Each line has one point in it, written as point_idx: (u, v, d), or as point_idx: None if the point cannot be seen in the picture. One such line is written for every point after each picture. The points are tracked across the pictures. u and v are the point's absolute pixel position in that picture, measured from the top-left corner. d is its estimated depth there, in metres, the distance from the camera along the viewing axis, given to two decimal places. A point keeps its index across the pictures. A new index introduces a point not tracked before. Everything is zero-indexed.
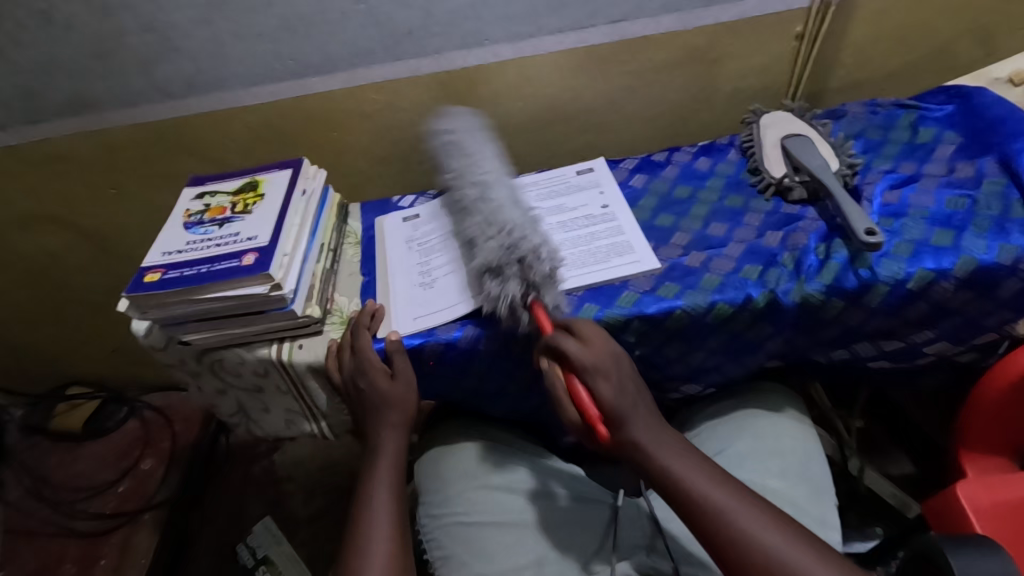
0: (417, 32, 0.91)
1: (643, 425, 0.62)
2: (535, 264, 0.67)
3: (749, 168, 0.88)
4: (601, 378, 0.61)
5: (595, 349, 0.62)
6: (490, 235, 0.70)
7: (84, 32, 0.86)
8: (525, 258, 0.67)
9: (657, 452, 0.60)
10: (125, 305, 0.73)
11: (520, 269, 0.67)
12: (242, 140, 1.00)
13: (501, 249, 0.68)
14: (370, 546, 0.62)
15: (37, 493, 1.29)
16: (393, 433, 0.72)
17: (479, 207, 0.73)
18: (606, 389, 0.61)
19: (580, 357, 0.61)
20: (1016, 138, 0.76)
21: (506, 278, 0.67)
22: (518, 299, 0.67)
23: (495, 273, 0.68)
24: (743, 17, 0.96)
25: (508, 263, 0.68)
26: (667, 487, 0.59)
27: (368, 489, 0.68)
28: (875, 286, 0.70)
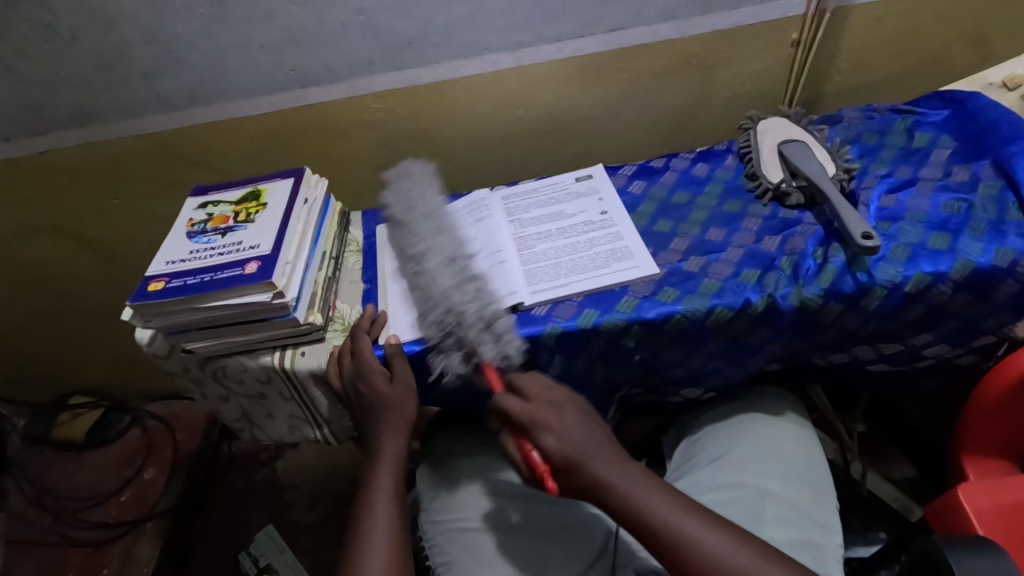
0: (417, 42, 0.92)
1: (604, 462, 0.61)
2: (466, 327, 0.67)
3: (747, 174, 0.88)
4: (545, 431, 0.62)
5: (536, 402, 0.63)
6: (428, 313, 0.71)
7: (89, 45, 0.88)
8: (455, 327, 0.68)
9: (621, 486, 0.60)
10: (129, 313, 0.74)
11: (455, 340, 0.68)
12: (245, 150, 1.01)
13: (436, 326, 0.69)
14: (371, 548, 0.62)
15: (39, 503, 1.29)
16: (396, 434, 0.72)
17: (415, 283, 0.75)
18: (552, 438, 0.61)
19: (515, 414, 0.62)
20: (1011, 142, 0.77)
21: (447, 350, 0.68)
22: (462, 368, 0.67)
23: (439, 349, 0.70)
24: (738, 25, 0.98)
25: (445, 337, 0.69)
26: (630, 514, 0.59)
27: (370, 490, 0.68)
28: (873, 290, 0.70)
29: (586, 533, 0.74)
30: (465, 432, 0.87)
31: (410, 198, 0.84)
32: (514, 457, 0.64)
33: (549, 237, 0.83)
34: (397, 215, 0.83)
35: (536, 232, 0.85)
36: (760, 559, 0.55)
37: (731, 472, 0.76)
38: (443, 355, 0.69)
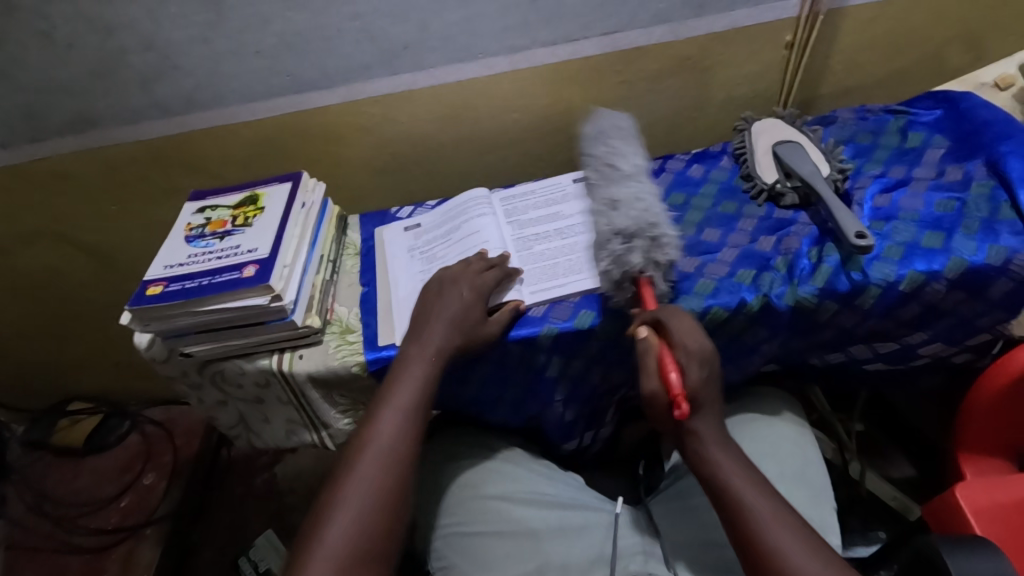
0: (413, 47, 0.93)
1: (707, 421, 0.62)
2: (659, 245, 0.69)
3: (742, 175, 0.89)
4: (692, 364, 0.62)
5: (691, 340, 0.62)
6: (631, 204, 0.69)
7: (86, 52, 0.88)
8: (656, 237, 0.68)
9: (712, 447, 0.62)
10: (127, 318, 0.74)
11: (647, 245, 0.68)
12: (242, 155, 1.02)
13: (636, 220, 0.68)
14: (342, 499, 0.59)
15: (39, 509, 1.29)
16: (409, 387, 0.67)
17: (621, 178, 0.73)
18: (694, 372, 0.61)
19: (680, 336, 0.62)
20: (1003, 141, 0.78)
21: (632, 247, 0.68)
22: (633, 270, 0.68)
23: (623, 237, 0.68)
24: (732, 27, 0.98)
25: (640, 233, 0.68)
26: (715, 482, 0.61)
27: (361, 444, 0.63)
28: (867, 288, 0.70)
29: (586, 537, 0.74)
30: (461, 434, 0.86)
31: (621, 135, 0.79)
32: (649, 371, 0.63)
33: (547, 238, 0.84)
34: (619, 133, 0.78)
35: (535, 233, 0.85)
36: (814, 554, 0.55)
37: None
38: (625, 245, 0.68)
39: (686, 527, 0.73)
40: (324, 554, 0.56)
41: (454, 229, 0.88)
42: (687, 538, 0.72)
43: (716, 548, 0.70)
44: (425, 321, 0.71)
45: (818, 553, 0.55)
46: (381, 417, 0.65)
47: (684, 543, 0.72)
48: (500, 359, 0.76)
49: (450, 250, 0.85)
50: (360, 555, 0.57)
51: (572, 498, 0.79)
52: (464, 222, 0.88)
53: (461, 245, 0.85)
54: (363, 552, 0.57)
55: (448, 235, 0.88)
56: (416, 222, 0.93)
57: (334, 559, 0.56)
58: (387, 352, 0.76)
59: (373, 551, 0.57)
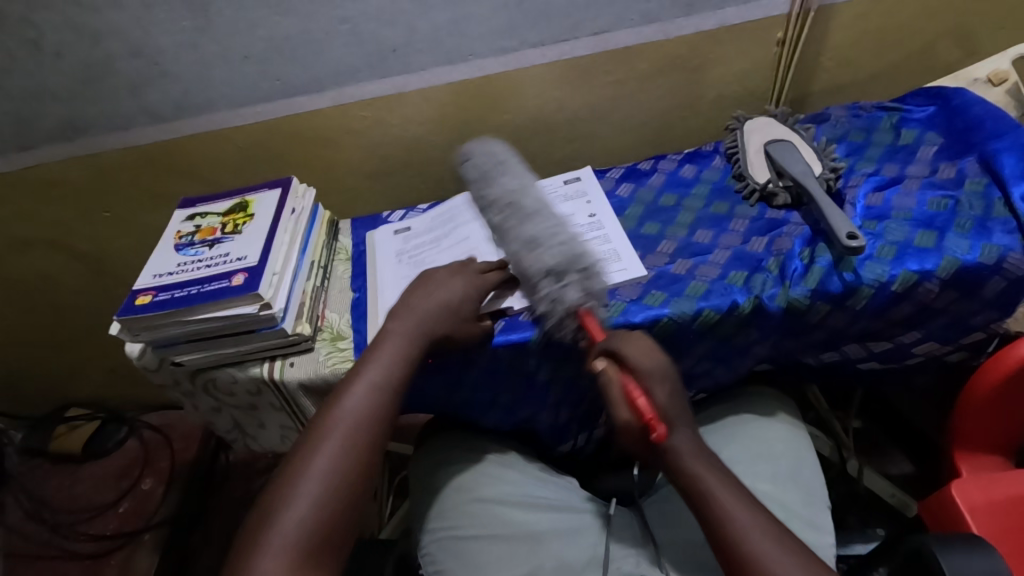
0: (401, 50, 0.92)
1: (685, 436, 0.63)
2: (592, 275, 0.69)
3: (734, 174, 0.88)
4: (656, 383, 0.63)
5: (651, 361, 0.63)
6: (553, 241, 0.70)
7: (73, 60, 0.88)
8: (587, 269, 0.69)
9: (690, 462, 0.62)
10: (117, 327, 0.74)
11: (581, 279, 0.68)
12: (232, 160, 1.01)
13: (565, 254, 0.68)
14: (305, 478, 0.58)
15: (37, 516, 1.28)
16: (381, 370, 0.66)
17: (540, 214, 0.73)
18: (659, 392, 0.62)
19: (636, 358, 0.62)
20: (996, 137, 0.77)
21: (567, 284, 0.68)
22: (573, 305, 0.68)
23: (554, 275, 0.68)
24: (723, 25, 0.98)
25: (570, 268, 0.68)
26: (693, 494, 0.61)
27: (325, 423, 0.62)
28: (859, 289, 0.70)
29: (580, 539, 0.74)
30: (455, 439, 0.86)
31: (507, 164, 0.81)
32: (616, 401, 0.62)
33: None
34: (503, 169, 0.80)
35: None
36: (804, 560, 0.55)
37: None
38: (559, 285, 0.68)
39: (681, 528, 0.73)
40: (284, 533, 0.55)
41: (442, 236, 0.87)
42: (682, 541, 0.72)
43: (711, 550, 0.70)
44: (406, 305, 0.71)
45: (799, 558, 0.56)
46: (350, 398, 0.64)
47: (678, 545, 0.72)
48: (491, 364, 0.75)
49: (439, 255, 0.84)
50: (319, 534, 0.56)
51: (565, 502, 0.79)
52: (452, 228, 0.88)
53: (450, 251, 0.84)
54: (322, 532, 0.56)
55: (436, 240, 0.87)
56: (406, 226, 0.93)
57: (292, 538, 0.55)
58: None
59: (333, 531, 0.57)
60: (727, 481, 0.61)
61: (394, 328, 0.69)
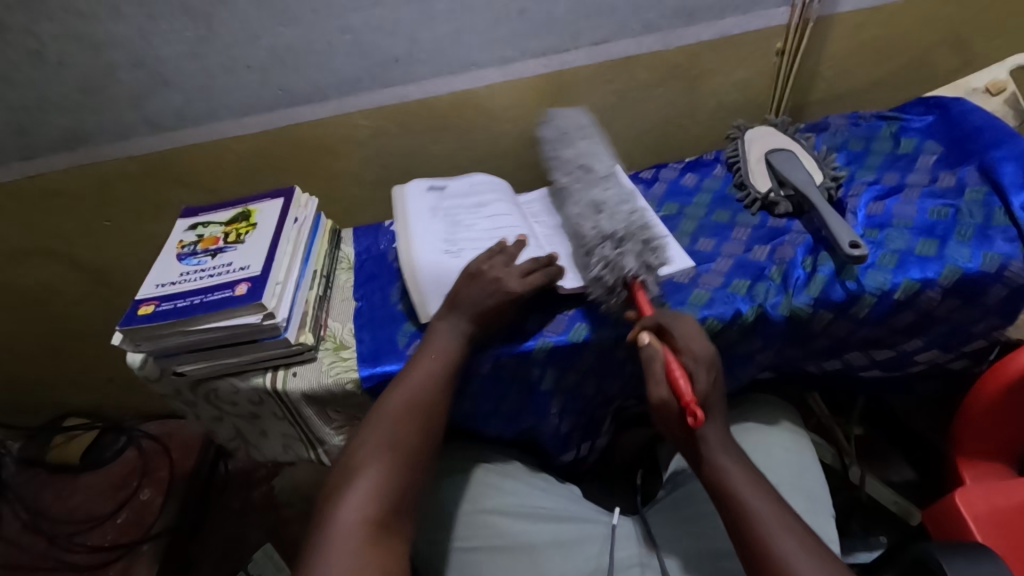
0: (403, 60, 0.93)
1: (715, 430, 0.63)
2: (652, 248, 0.71)
3: (735, 183, 0.89)
4: (700, 368, 0.63)
5: (691, 347, 0.63)
6: (619, 212, 0.74)
7: (75, 69, 0.88)
8: (648, 242, 0.71)
9: (716, 453, 0.63)
10: (119, 338, 0.74)
11: (640, 249, 0.70)
12: (235, 170, 1.02)
13: (625, 224, 0.72)
14: (370, 456, 0.63)
15: (34, 527, 1.28)
16: (432, 369, 0.69)
17: (606, 187, 0.79)
18: (703, 378, 0.63)
19: (685, 340, 0.63)
20: (995, 146, 0.78)
21: (626, 250, 0.70)
22: (630, 274, 0.69)
23: (613, 241, 0.71)
24: (723, 35, 0.98)
25: (630, 238, 0.71)
26: (720, 489, 0.61)
27: (385, 414, 0.66)
28: (862, 297, 0.70)
29: (583, 551, 0.74)
30: (454, 449, 0.85)
31: (581, 132, 0.86)
32: (656, 376, 0.63)
33: None
34: (566, 137, 0.86)
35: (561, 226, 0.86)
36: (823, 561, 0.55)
37: None
38: (618, 250, 0.70)
39: (685, 537, 0.73)
40: (348, 512, 0.58)
41: (483, 207, 0.89)
42: (686, 550, 0.72)
43: (715, 561, 0.69)
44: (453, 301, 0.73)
45: (820, 560, 0.55)
46: (407, 392, 0.67)
47: (682, 554, 0.72)
48: (495, 373, 0.75)
49: (478, 222, 0.86)
50: (382, 515, 0.59)
51: (567, 511, 0.79)
52: (491, 204, 0.89)
53: (488, 224, 0.86)
54: (385, 514, 0.59)
55: (476, 207, 0.89)
56: (442, 185, 0.93)
57: (362, 508, 0.59)
58: (381, 367, 0.75)
59: (399, 504, 0.61)
60: (755, 481, 0.61)
61: (443, 327, 0.71)
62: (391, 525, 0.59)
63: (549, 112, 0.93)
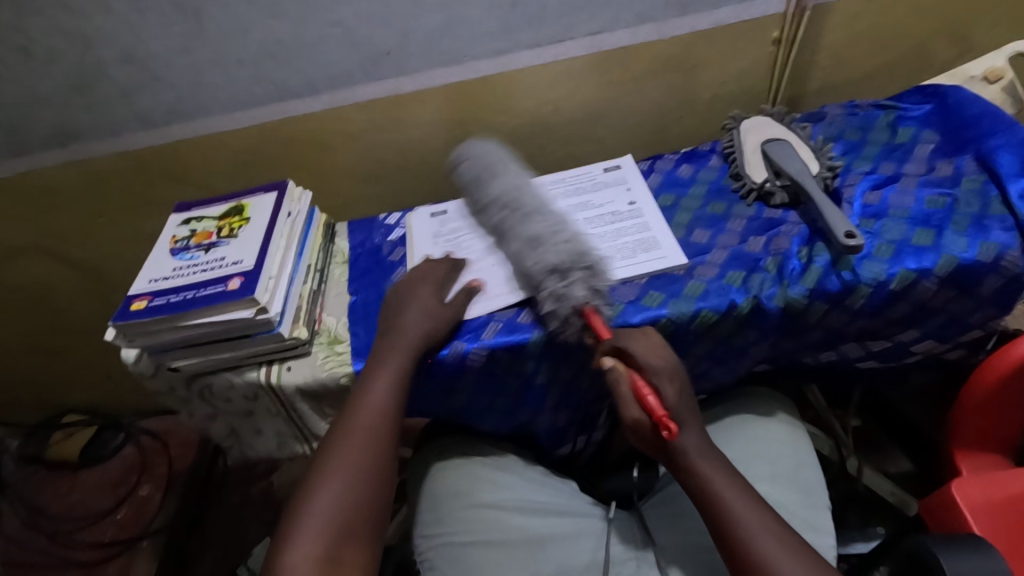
0: (396, 52, 0.92)
1: (695, 434, 0.63)
2: (597, 273, 0.70)
3: (731, 174, 0.88)
4: (666, 380, 0.64)
5: (654, 363, 0.64)
6: (558, 241, 0.71)
7: (65, 65, 0.87)
8: (592, 268, 0.70)
9: (697, 456, 0.62)
10: (111, 334, 0.73)
11: (586, 276, 0.69)
12: (228, 165, 1.01)
13: (567, 254, 0.69)
14: (330, 475, 0.61)
15: (33, 524, 1.28)
16: (386, 385, 0.68)
17: (542, 217, 0.75)
18: (669, 390, 0.63)
19: (644, 357, 0.64)
20: (992, 135, 0.77)
21: (572, 281, 0.68)
22: (580, 303, 0.68)
23: (559, 274, 0.69)
24: (717, 25, 0.98)
25: (575, 266, 0.69)
26: (703, 493, 0.61)
27: (346, 432, 0.65)
28: (858, 288, 0.70)
29: (582, 545, 0.74)
30: (451, 444, 0.85)
31: (499, 158, 0.84)
32: (625, 396, 0.63)
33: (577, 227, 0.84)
34: (477, 165, 0.83)
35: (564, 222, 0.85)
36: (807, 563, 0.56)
37: None
38: (564, 282, 0.68)
39: (684, 529, 0.73)
40: (309, 530, 0.57)
41: (482, 219, 0.88)
42: (681, 544, 0.72)
43: (712, 553, 0.70)
44: (401, 324, 0.72)
45: (803, 561, 0.56)
46: (364, 412, 0.66)
47: (678, 548, 0.71)
48: (490, 368, 0.75)
49: (478, 238, 0.85)
50: (346, 532, 0.58)
51: (564, 504, 0.79)
52: None
53: (488, 235, 0.85)
54: (349, 531, 0.58)
55: (476, 222, 0.88)
56: (443, 208, 0.93)
57: (323, 531, 0.57)
58: None
59: (362, 525, 0.59)
60: (736, 486, 0.61)
61: (398, 343, 0.70)
62: (354, 546, 0.58)
63: (460, 146, 0.89)
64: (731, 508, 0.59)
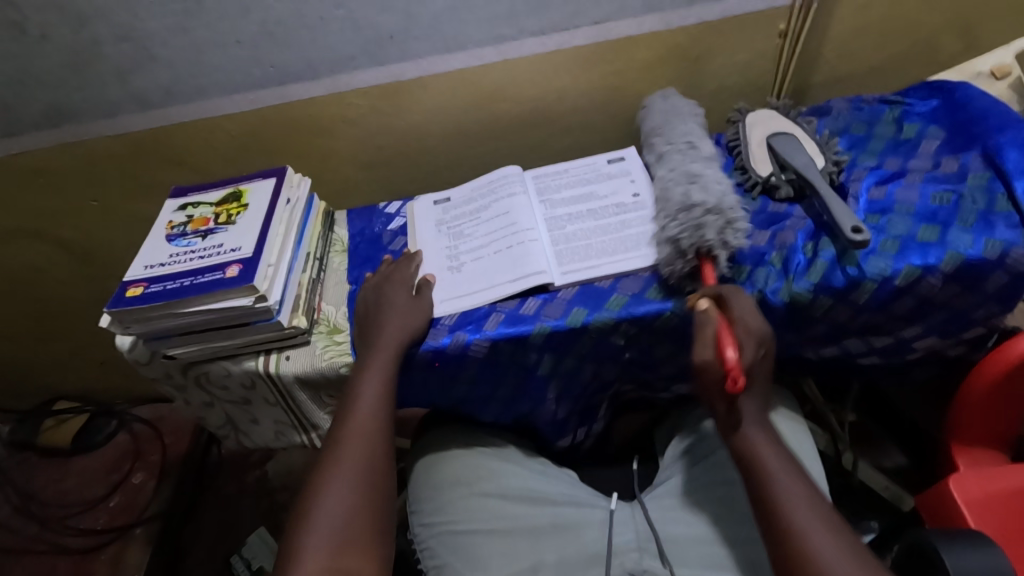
0: (398, 37, 0.91)
1: (753, 407, 0.65)
2: (733, 225, 0.70)
3: (736, 167, 0.87)
4: (747, 343, 0.64)
5: (744, 318, 0.65)
6: (705, 186, 0.74)
7: (59, 43, 0.85)
8: (730, 215, 0.70)
9: (750, 428, 0.64)
10: (107, 320, 0.72)
11: (720, 222, 0.70)
12: (226, 149, 0.99)
13: (717, 196, 0.72)
14: (327, 493, 0.60)
15: (25, 511, 1.27)
16: (374, 386, 0.67)
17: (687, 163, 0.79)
18: (749, 350, 0.64)
19: (740, 314, 0.65)
20: (999, 131, 0.77)
21: (707, 222, 0.70)
22: (709, 244, 0.69)
23: (694, 210, 0.71)
24: (725, 15, 0.96)
25: (710, 211, 0.70)
26: (749, 460, 0.62)
27: (337, 447, 0.64)
28: (863, 283, 0.70)
29: (584, 536, 0.73)
30: (452, 433, 0.85)
31: (681, 117, 0.89)
32: (706, 338, 0.64)
33: (581, 218, 0.83)
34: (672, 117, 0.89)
35: (567, 213, 0.84)
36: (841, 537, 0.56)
37: (726, 468, 0.75)
38: (698, 217, 0.70)
39: (686, 521, 0.73)
40: (318, 539, 0.57)
41: (482, 210, 0.87)
42: (683, 536, 0.72)
43: (711, 545, 0.70)
44: (377, 334, 0.71)
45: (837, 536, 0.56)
46: (353, 425, 0.65)
47: (679, 537, 0.72)
48: (492, 359, 0.74)
49: (480, 229, 0.84)
50: (353, 537, 0.58)
51: (566, 495, 0.78)
52: (495, 201, 0.87)
53: (490, 227, 0.84)
54: (356, 535, 0.58)
55: (477, 213, 0.87)
56: (446, 196, 0.92)
57: (329, 544, 0.57)
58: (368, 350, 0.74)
59: (369, 536, 0.58)
60: (783, 459, 0.62)
61: (375, 352, 0.69)
62: (362, 555, 0.57)
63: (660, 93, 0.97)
64: (773, 477, 0.60)
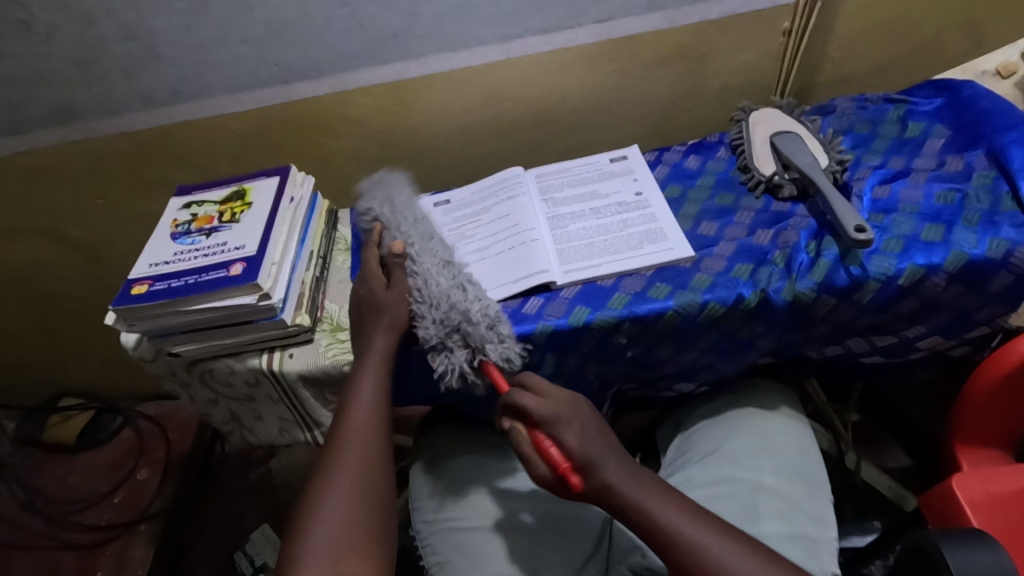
0: (402, 36, 0.91)
1: (614, 466, 0.60)
2: (468, 329, 0.69)
3: (739, 166, 0.87)
4: (564, 427, 0.60)
5: (553, 399, 0.62)
6: (425, 311, 0.71)
7: (64, 42, 0.86)
8: (461, 327, 0.69)
9: (624, 487, 0.59)
10: (112, 317, 0.72)
11: (460, 342, 0.69)
12: (231, 147, 0.99)
13: (437, 325, 0.69)
14: (323, 501, 0.60)
15: (29, 506, 1.28)
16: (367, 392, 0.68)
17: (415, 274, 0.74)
18: (570, 437, 0.60)
19: (537, 410, 0.61)
20: (1005, 130, 0.76)
21: (449, 350, 0.69)
22: (466, 366, 0.69)
23: (438, 349, 0.70)
24: (729, 13, 0.96)
25: (448, 335, 0.69)
26: (643, 524, 0.58)
27: (334, 454, 0.64)
28: (866, 282, 0.70)
29: (585, 533, 0.73)
30: (456, 432, 0.85)
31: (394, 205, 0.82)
32: (529, 456, 0.61)
33: (583, 217, 0.83)
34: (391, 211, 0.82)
35: (569, 211, 0.84)
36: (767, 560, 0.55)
37: (727, 467, 0.76)
38: (444, 356, 0.69)
39: None
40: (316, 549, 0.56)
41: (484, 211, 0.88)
42: None
43: None
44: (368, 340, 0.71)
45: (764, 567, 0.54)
46: (347, 433, 0.65)
47: None
48: None
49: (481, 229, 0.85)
50: (353, 543, 0.57)
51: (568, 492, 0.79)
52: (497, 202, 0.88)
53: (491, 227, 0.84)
54: (356, 541, 0.58)
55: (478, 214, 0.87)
56: (446, 198, 0.91)
57: (327, 552, 0.56)
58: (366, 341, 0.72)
59: (368, 543, 0.58)
60: (672, 508, 0.58)
61: (367, 358, 0.70)
62: (361, 558, 0.57)
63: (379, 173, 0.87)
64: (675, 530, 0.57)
